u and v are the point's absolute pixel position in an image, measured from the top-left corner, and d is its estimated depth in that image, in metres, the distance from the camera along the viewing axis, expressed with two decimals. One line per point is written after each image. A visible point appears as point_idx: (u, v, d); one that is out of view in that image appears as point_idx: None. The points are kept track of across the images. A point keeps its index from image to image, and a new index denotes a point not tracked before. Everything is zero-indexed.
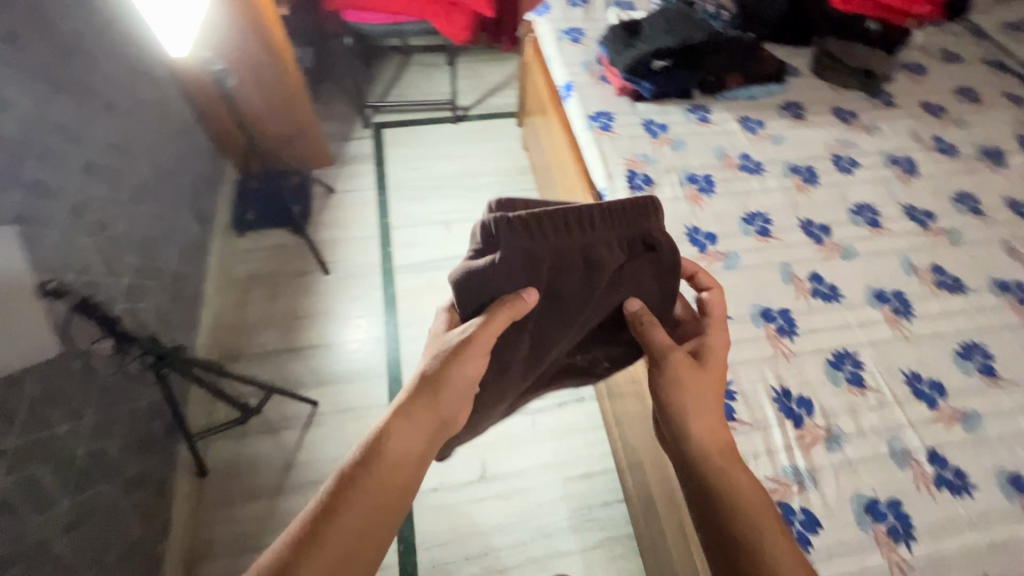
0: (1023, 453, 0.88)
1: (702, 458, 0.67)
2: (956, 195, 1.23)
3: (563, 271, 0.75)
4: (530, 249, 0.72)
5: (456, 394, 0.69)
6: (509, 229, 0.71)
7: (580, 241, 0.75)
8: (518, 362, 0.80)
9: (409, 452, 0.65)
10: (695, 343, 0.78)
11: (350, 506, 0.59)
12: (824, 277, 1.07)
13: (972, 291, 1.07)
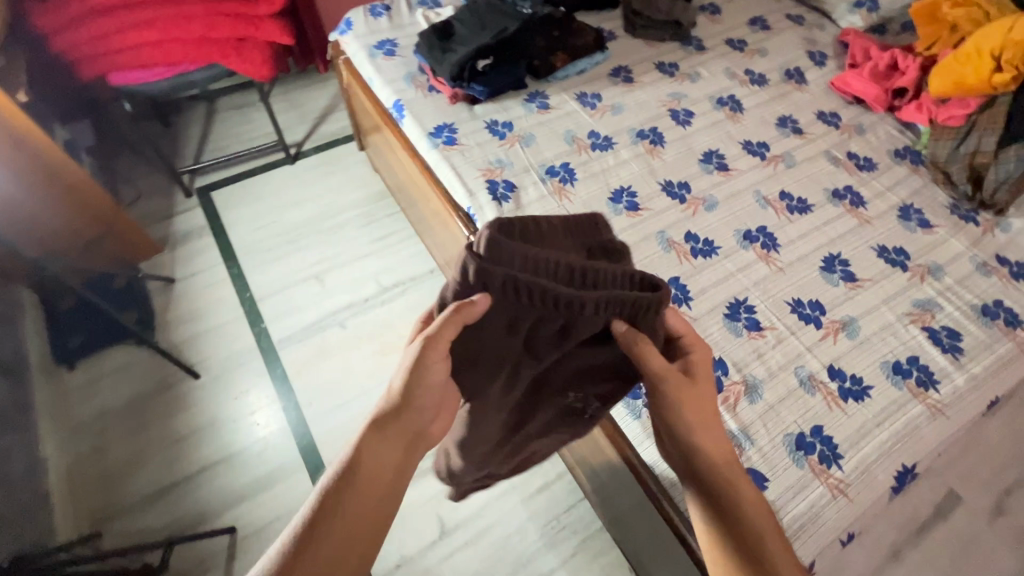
0: (895, 342, 0.99)
1: (707, 467, 0.67)
2: (778, 120, 1.34)
3: (537, 328, 0.65)
4: (506, 302, 0.62)
5: (421, 410, 0.69)
6: (493, 270, 0.60)
7: (563, 313, 0.63)
8: (493, 390, 0.72)
9: (377, 481, 0.66)
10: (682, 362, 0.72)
11: (325, 535, 0.61)
12: (698, 234, 1.11)
13: (816, 207, 1.18)
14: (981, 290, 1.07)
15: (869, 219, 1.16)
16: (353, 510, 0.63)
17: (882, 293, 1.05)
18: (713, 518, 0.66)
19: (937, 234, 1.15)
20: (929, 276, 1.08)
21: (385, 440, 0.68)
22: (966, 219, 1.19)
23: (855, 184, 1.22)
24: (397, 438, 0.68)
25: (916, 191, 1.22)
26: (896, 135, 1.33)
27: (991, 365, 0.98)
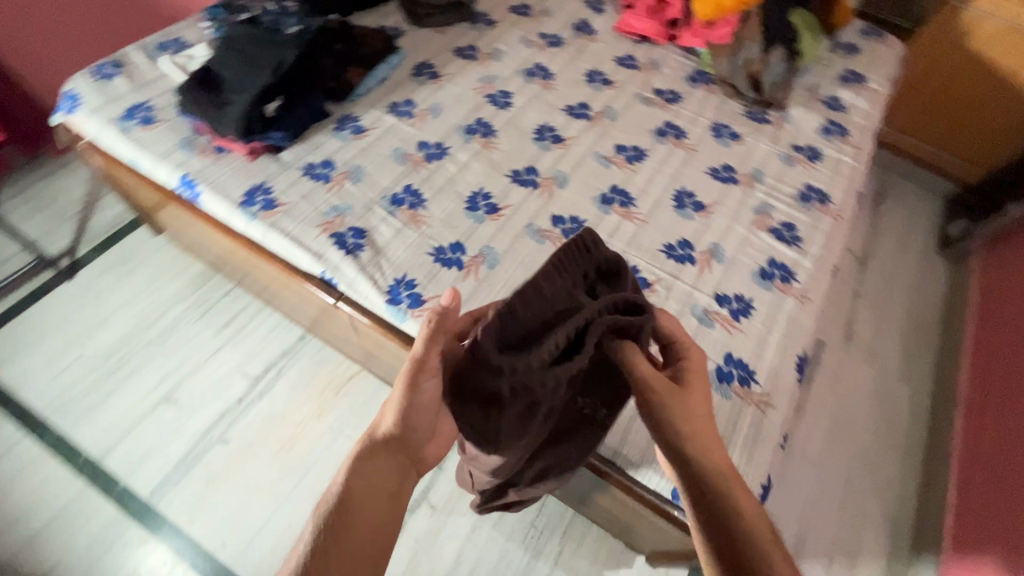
0: (754, 251, 1.10)
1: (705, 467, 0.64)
2: (587, 76, 1.37)
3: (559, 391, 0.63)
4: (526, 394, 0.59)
5: (418, 432, 0.73)
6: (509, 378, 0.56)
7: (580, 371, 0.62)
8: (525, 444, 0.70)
9: (366, 517, 0.66)
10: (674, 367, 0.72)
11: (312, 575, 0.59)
12: (563, 215, 1.10)
13: (649, 150, 1.24)
14: (794, 180, 1.23)
15: (693, 147, 1.26)
16: (338, 549, 0.62)
17: (729, 211, 1.15)
18: (713, 521, 0.62)
19: (747, 142, 1.29)
20: (756, 182, 1.21)
21: (366, 466, 0.69)
22: (760, 120, 1.33)
23: (671, 118, 1.31)
24: (382, 461, 0.70)
25: (719, 108, 1.35)
26: (683, 61, 1.44)
27: (824, 241, 1.14)
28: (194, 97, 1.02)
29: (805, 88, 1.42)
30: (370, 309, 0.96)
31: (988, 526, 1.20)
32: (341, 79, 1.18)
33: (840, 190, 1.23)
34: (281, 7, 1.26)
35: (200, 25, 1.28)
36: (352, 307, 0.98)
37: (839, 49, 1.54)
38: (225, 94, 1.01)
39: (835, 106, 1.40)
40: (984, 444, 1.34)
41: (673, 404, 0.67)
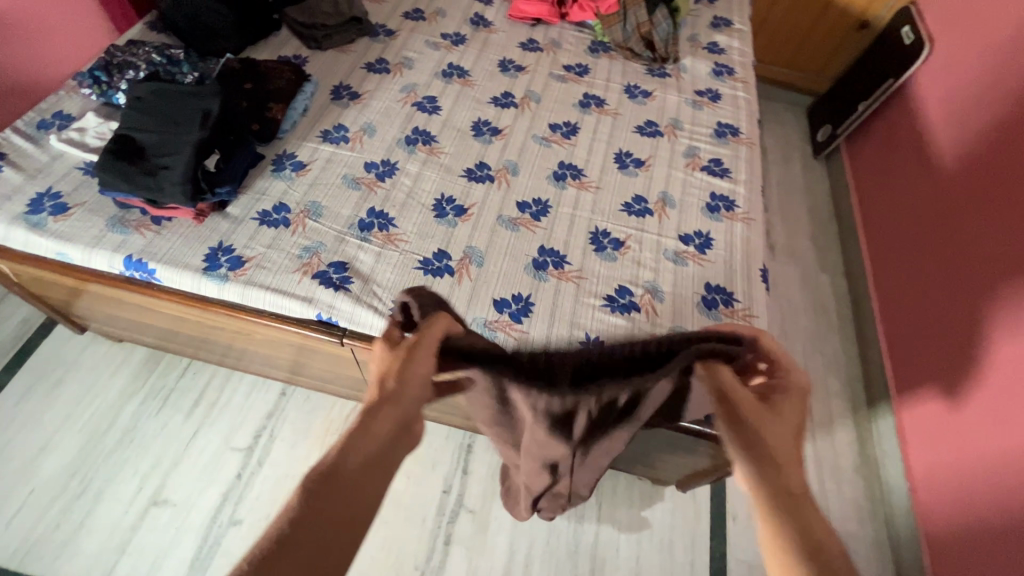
0: (696, 191, 1.23)
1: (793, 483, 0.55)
2: (500, 66, 1.42)
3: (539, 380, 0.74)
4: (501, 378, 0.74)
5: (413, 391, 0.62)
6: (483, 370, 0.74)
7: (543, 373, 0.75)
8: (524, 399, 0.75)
9: (350, 487, 0.52)
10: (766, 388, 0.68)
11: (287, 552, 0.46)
12: (526, 200, 1.16)
13: (579, 123, 1.32)
14: (707, 121, 1.38)
15: (616, 111, 1.36)
16: (317, 523, 0.48)
17: (664, 161, 1.27)
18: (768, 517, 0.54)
19: (658, 97, 1.41)
20: (677, 130, 1.34)
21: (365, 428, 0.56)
22: (662, 76, 1.47)
23: (588, 89, 1.40)
24: (393, 416, 0.59)
25: (624, 72, 1.46)
26: (580, 36, 1.54)
27: (747, 168, 1.29)
28: (109, 168, 0.92)
29: (688, 40, 1.58)
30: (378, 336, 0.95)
31: (920, 364, 1.45)
32: (262, 118, 1.14)
33: (745, 122, 1.39)
34: (167, 54, 1.16)
35: (79, 92, 1.15)
36: (360, 340, 0.95)
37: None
38: (152, 158, 0.93)
39: (716, 51, 1.57)
40: (898, 301, 1.61)
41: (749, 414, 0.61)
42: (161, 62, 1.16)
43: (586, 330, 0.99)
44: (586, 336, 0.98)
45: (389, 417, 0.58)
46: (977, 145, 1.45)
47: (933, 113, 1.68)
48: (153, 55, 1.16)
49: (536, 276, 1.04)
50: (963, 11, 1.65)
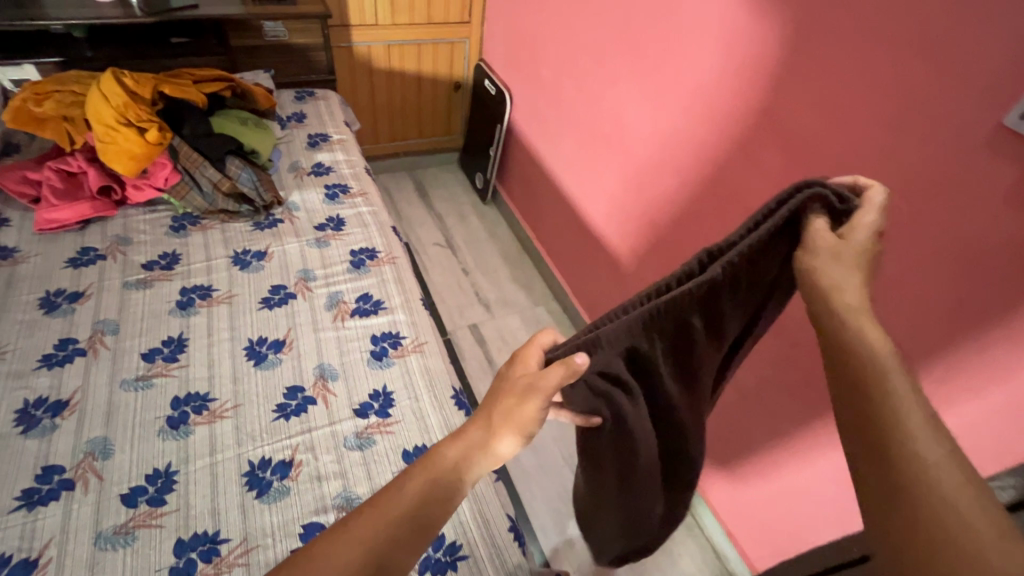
0: (355, 344, 1.09)
1: (877, 373, 0.39)
2: (44, 307, 1.06)
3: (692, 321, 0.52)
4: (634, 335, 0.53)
5: (480, 419, 0.59)
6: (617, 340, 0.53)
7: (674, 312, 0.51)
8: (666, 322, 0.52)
9: (439, 481, 0.55)
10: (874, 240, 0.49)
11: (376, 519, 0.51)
12: (138, 483, 0.85)
13: (185, 332, 1.06)
14: (339, 256, 1.26)
15: (229, 294, 1.14)
16: (367, 527, 0.50)
17: (308, 329, 1.10)
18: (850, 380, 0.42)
19: (275, 253, 1.24)
20: (310, 283, 1.19)
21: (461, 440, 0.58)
22: (272, 225, 1.30)
23: (184, 282, 1.15)
24: (476, 435, 0.58)
25: (225, 240, 1.25)
26: (152, 217, 1.27)
27: (398, 288, 1.21)
28: None
29: (288, 171, 1.46)
30: None
31: None
32: None
33: (379, 237, 1.32)
34: None
35: None
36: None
37: (290, 122, 1.62)
38: None
39: (323, 172, 1.48)
40: (596, 309, 1.77)
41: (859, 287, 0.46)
42: None
43: None
44: None
45: (473, 439, 0.58)
46: (583, 142, 1.63)
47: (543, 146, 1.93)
48: None
49: None
50: (519, 50, 1.89)
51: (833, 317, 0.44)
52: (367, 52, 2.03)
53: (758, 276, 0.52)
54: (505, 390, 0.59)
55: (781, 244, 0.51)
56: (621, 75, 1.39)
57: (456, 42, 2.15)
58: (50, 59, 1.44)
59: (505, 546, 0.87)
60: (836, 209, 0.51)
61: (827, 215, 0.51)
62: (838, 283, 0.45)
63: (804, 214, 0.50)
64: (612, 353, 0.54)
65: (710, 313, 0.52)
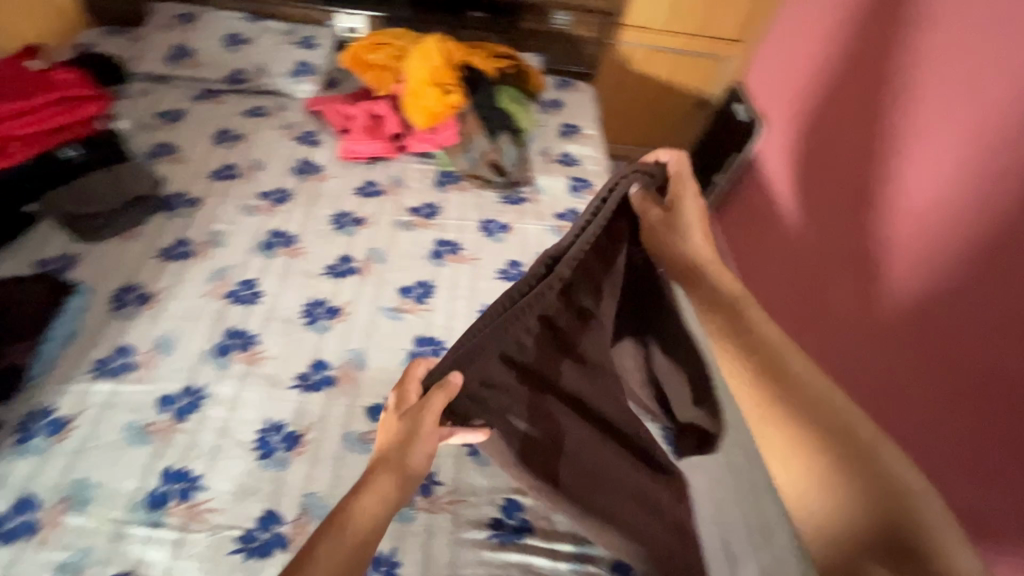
0: None
1: (775, 358, 0.53)
2: (334, 222, 1.23)
3: (548, 304, 0.73)
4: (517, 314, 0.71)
5: (400, 431, 0.66)
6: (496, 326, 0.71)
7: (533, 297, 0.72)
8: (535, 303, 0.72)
9: (378, 500, 0.61)
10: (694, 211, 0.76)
11: (326, 549, 0.55)
12: (380, 401, 0.95)
13: (434, 279, 1.16)
14: None
15: (473, 256, 1.22)
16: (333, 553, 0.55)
17: None
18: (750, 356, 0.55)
19: (517, 229, 1.30)
20: None
21: (376, 477, 0.63)
22: (518, 202, 1.37)
23: (440, 234, 1.25)
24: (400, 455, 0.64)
25: (477, 205, 1.35)
26: (423, 167, 1.41)
27: None
28: None
29: (540, 153, 1.52)
30: None
31: None
32: None
33: None
34: None
35: None
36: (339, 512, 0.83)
37: (548, 107, 1.68)
38: None
39: (569, 162, 1.52)
40: None
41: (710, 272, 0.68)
42: None
43: None
44: None
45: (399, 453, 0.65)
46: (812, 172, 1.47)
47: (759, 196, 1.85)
48: None
49: (400, 516, 0.83)
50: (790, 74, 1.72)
51: (741, 311, 0.59)
52: (630, 52, 2.02)
53: (589, 254, 0.77)
54: (410, 398, 0.69)
55: (601, 236, 0.78)
56: (818, 184, 1.38)
57: (718, 59, 2.05)
58: (379, 15, 1.67)
59: None
60: (653, 181, 0.81)
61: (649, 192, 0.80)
62: (692, 247, 0.72)
63: (614, 223, 0.80)
64: (532, 309, 0.72)
65: (560, 294, 0.74)
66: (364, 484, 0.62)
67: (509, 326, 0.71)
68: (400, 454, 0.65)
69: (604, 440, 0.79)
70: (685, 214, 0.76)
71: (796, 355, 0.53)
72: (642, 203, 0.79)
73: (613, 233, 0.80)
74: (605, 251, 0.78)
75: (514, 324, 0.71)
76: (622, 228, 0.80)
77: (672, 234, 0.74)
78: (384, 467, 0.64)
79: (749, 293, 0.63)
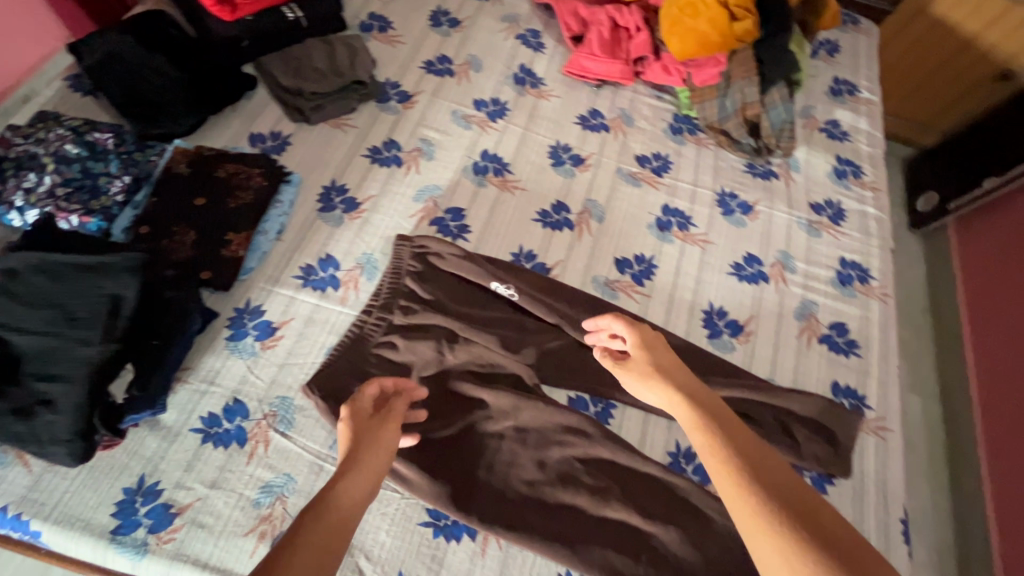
0: (811, 378, 0.90)
1: (811, 507, 0.49)
2: (550, 156, 1.05)
3: (373, 349, 0.81)
4: (346, 364, 0.79)
5: (360, 450, 0.58)
6: (324, 387, 0.76)
7: (351, 345, 0.80)
8: (360, 351, 0.80)
9: (365, 487, 0.56)
10: (648, 356, 0.67)
11: (310, 524, 0.50)
12: (583, 395, 0.83)
13: (656, 256, 0.97)
14: (826, 256, 1.02)
15: (704, 237, 1.01)
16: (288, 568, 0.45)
17: (770, 325, 0.94)
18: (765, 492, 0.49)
19: (761, 214, 1.05)
20: (787, 273, 0.99)
21: (364, 457, 0.58)
22: (766, 177, 1.10)
23: (668, 198, 1.04)
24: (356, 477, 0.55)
25: (715, 169, 1.10)
26: (657, 105, 1.16)
27: (880, 339, 0.95)
28: None
29: (800, 116, 1.20)
30: None
31: None
32: (216, 259, 0.81)
33: (876, 257, 1.04)
34: (89, 143, 0.85)
35: None
36: (404, 487, 0.72)
37: (821, 50, 1.31)
38: (28, 381, 0.62)
39: (837, 135, 1.19)
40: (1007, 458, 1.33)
41: (678, 404, 0.61)
42: (79, 155, 0.84)
43: None
44: None
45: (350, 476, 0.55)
46: None
47: (1005, 227, 1.56)
48: (65, 146, 0.84)
49: None
50: None
51: (744, 450, 0.54)
52: None
53: (422, 294, 0.85)
54: (344, 425, 0.60)
55: (416, 275, 0.87)
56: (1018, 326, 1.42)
57: None
58: None
59: None
60: (426, 252, 0.88)
61: (431, 251, 0.88)
62: (679, 382, 0.63)
63: (409, 273, 0.87)
64: (342, 356, 0.79)
65: (380, 334, 0.82)
66: (349, 468, 0.56)
67: (339, 375, 0.78)
68: (365, 445, 0.59)
69: (483, 450, 0.76)
70: (659, 351, 0.68)
71: (807, 497, 0.49)
72: (403, 258, 0.88)
73: (412, 258, 0.88)
74: (453, 294, 0.86)
75: (349, 371, 0.78)
76: (426, 265, 0.88)
77: (655, 376, 0.64)
78: (366, 450, 0.59)
79: (732, 430, 0.56)
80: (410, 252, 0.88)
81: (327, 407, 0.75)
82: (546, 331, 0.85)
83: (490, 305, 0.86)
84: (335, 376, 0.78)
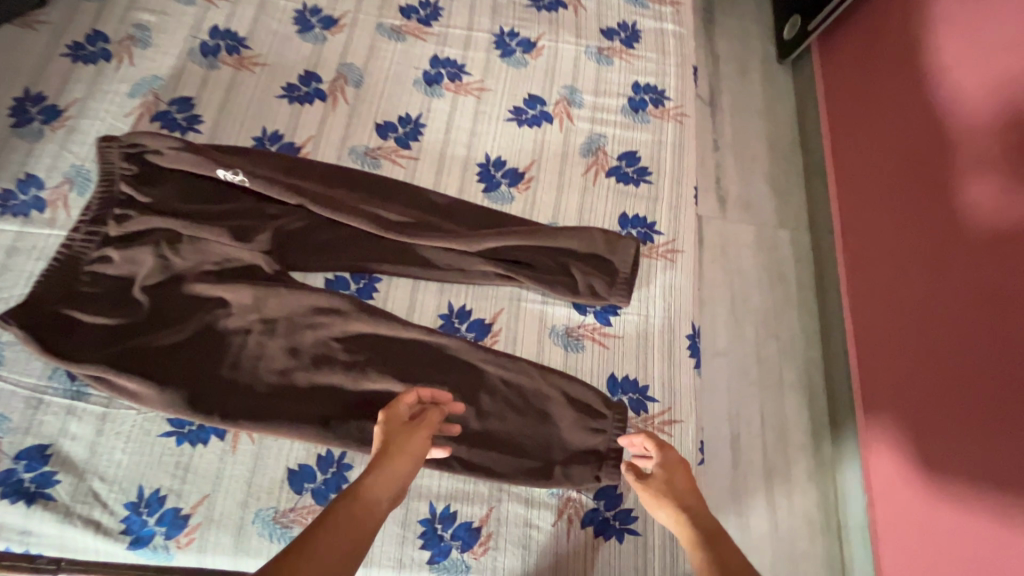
0: (597, 214, 0.85)
1: None
2: (296, 22, 0.91)
3: (88, 267, 0.71)
4: (53, 288, 0.69)
5: (388, 460, 0.60)
6: (26, 317, 0.67)
7: (58, 267, 0.70)
8: (69, 272, 0.71)
9: (387, 489, 0.59)
10: (665, 472, 0.65)
11: (338, 519, 0.55)
12: (343, 274, 0.77)
13: (425, 114, 0.88)
14: (617, 84, 0.94)
15: (480, 85, 0.91)
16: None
17: (554, 167, 0.87)
18: None
19: (545, 50, 0.95)
20: (573, 109, 0.91)
21: (390, 459, 0.60)
22: (552, 8, 0.99)
23: (437, 49, 0.92)
24: (376, 484, 0.58)
25: (493, 8, 0.97)
26: None
27: (674, 161, 0.89)
28: None
29: None
30: (109, 563, 0.63)
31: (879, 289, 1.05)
32: None
33: (674, 75, 0.95)
34: None
35: None
36: (134, 400, 0.67)
37: None
38: None
39: None
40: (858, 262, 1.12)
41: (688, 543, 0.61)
42: None
43: (431, 499, 0.68)
44: (431, 510, 0.68)
45: (371, 483, 0.58)
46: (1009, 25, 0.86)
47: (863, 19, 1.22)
48: None
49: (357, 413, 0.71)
50: None
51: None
52: None
53: (142, 197, 0.75)
54: (378, 437, 0.63)
55: (132, 177, 0.76)
56: (873, 116, 1.14)
57: None
58: None
59: (681, 547, 0.69)
60: (141, 148, 0.76)
61: (147, 147, 0.76)
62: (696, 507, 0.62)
63: (124, 176, 0.76)
64: (48, 280, 0.70)
65: (95, 250, 0.72)
66: (375, 469, 0.59)
67: (45, 301, 0.69)
68: (394, 448, 0.61)
69: (224, 350, 0.70)
70: (678, 477, 0.65)
71: None
72: (115, 159, 0.76)
73: (127, 158, 0.76)
74: (181, 192, 0.76)
75: (58, 296, 0.69)
76: (144, 164, 0.77)
77: (669, 499, 0.63)
78: (389, 455, 0.61)
79: (733, 565, 0.57)
80: (121, 151, 0.76)
81: (28, 336, 0.66)
82: (291, 214, 0.77)
83: (224, 199, 0.77)
84: (39, 303, 0.68)
